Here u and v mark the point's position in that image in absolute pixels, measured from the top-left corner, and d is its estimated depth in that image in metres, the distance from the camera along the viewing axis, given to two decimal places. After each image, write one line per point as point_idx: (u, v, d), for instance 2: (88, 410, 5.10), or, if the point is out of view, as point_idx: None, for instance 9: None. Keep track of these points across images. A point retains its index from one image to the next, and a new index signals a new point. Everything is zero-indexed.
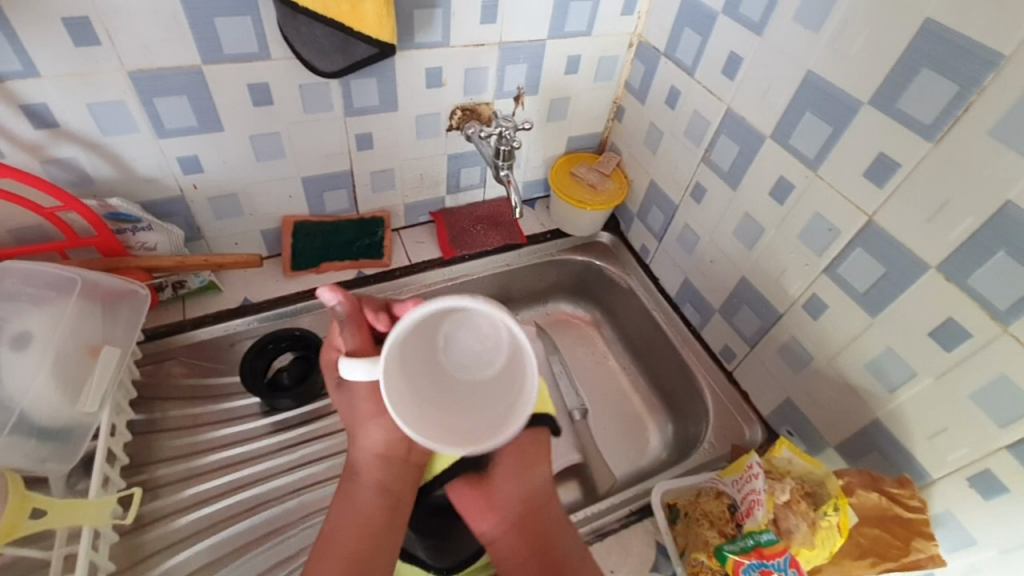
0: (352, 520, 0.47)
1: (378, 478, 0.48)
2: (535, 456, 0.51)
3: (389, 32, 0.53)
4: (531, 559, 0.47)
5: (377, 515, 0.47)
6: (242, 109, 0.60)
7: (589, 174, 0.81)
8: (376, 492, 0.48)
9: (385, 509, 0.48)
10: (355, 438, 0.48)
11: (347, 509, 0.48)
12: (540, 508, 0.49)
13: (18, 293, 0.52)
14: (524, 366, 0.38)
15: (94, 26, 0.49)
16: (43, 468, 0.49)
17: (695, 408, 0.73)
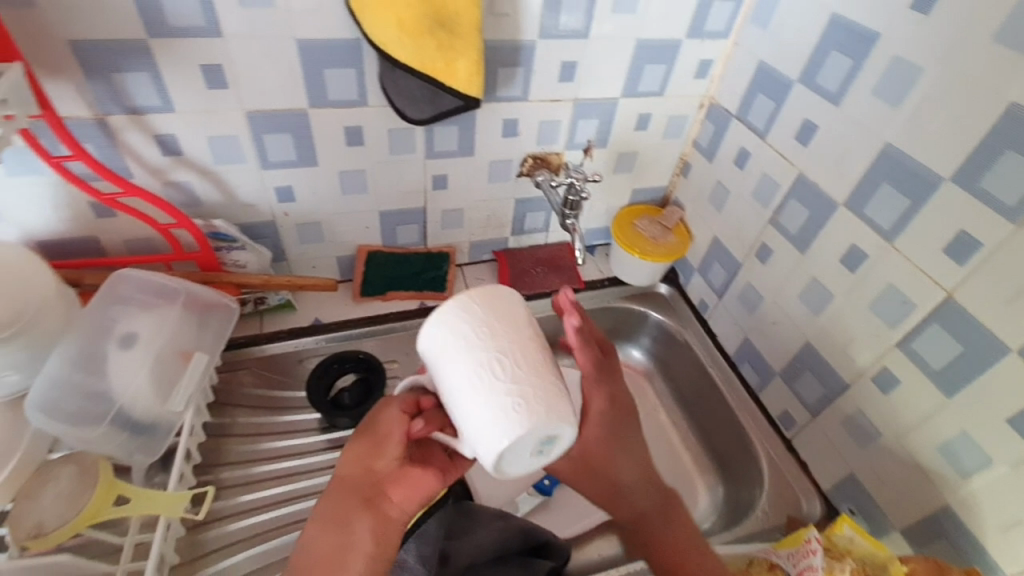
0: (319, 544, 0.44)
1: (362, 496, 0.45)
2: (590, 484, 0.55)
3: (478, 87, 0.56)
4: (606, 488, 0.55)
5: (357, 527, 0.44)
6: (338, 148, 0.67)
7: (652, 227, 0.82)
8: (357, 507, 0.45)
9: (374, 528, 0.44)
10: (362, 460, 0.46)
11: (329, 518, 0.45)
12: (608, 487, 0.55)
13: (131, 297, 0.59)
14: (451, 314, 0.42)
15: (224, 72, 0.57)
16: (132, 459, 0.54)
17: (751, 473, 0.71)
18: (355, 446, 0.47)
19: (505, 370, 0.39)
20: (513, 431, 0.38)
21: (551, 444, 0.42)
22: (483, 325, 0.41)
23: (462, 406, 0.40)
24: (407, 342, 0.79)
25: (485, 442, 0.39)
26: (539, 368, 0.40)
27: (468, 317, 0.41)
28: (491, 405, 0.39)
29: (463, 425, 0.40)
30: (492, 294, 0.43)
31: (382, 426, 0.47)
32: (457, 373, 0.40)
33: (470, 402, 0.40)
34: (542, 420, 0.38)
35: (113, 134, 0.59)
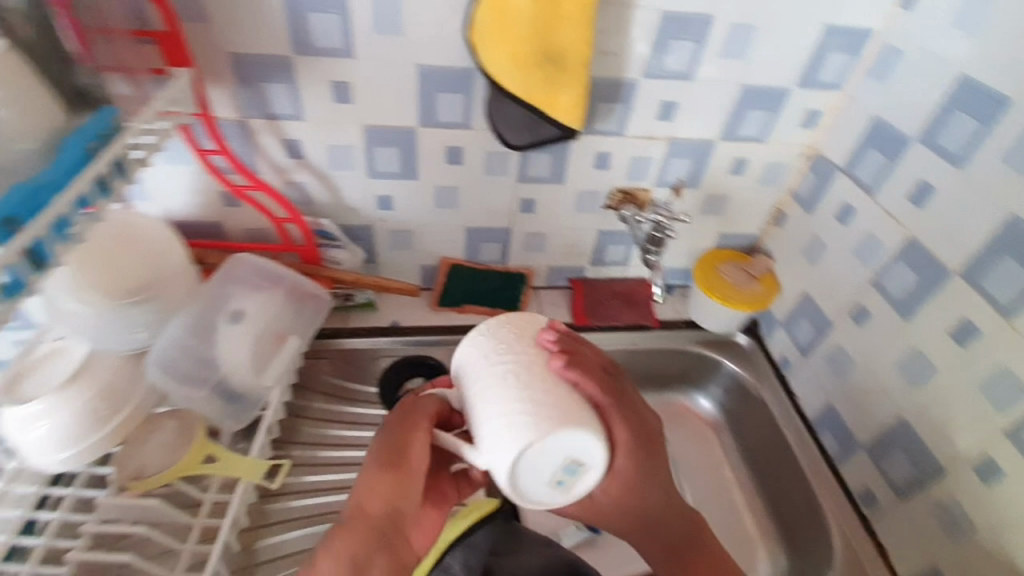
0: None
1: (383, 534, 0.48)
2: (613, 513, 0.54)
3: (578, 119, 0.58)
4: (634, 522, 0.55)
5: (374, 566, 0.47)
6: (438, 164, 0.71)
7: (736, 273, 0.79)
8: (377, 545, 0.47)
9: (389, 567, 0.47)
10: (385, 493, 0.48)
11: (347, 552, 0.47)
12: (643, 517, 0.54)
13: (244, 278, 0.66)
14: (487, 330, 0.47)
15: (351, 88, 0.63)
16: (224, 422, 0.60)
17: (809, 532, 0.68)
18: (378, 463, 0.50)
19: (523, 379, 0.43)
20: (525, 435, 0.41)
21: (573, 471, 0.45)
22: (515, 338, 0.46)
23: (483, 411, 0.43)
24: None
25: (506, 454, 0.42)
26: (568, 389, 0.44)
27: (503, 332, 0.47)
28: (513, 418, 0.42)
29: (483, 437, 0.43)
30: (527, 319, 0.49)
31: (409, 453, 0.49)
32: (483, 378, 0.44)
33: (490, 407, 0.43)
34: (554, 434, 0.41)
35: (251, 135, 0.67)
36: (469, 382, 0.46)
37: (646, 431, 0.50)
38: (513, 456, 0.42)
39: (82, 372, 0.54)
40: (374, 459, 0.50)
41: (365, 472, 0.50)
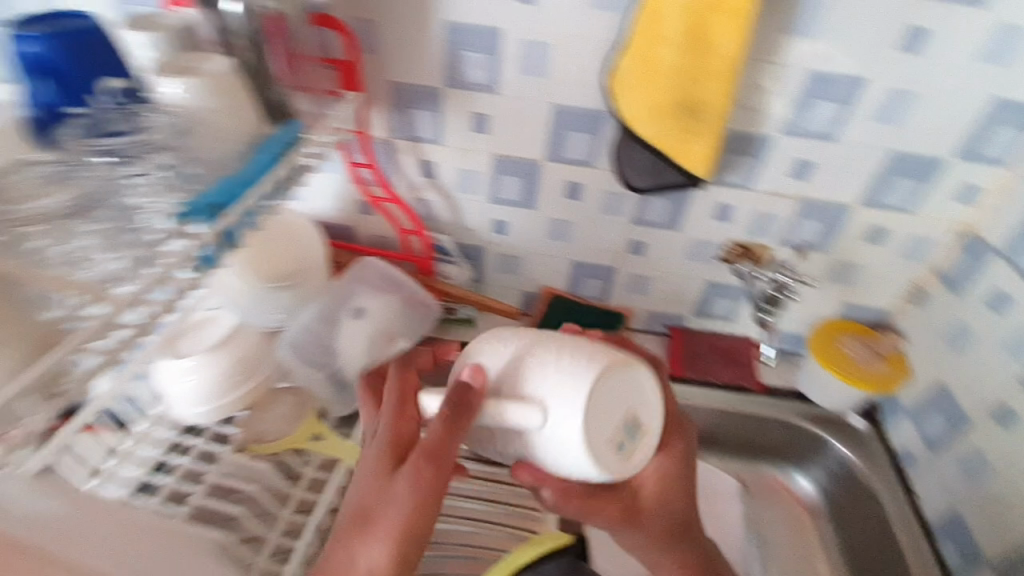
0: None
1: None
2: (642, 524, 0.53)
3: (705, 168, 0.60)
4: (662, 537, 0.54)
5: None
6: (557, 197, 0.74)
7: (859, 349, 0.73)
8: None
9: None
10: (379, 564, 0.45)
11: None
12: (671, 532, 0.54)
13: (369, 278, 0.72)
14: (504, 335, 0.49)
15: (491, 121, 0.69)
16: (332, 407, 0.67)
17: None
18: (396, 517, 0.45)
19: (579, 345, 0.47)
20: (607, 375, 0.45)
21: (633, 433, 0.48)
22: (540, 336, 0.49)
23: (554, 379, 0.45)
24: None
25: (593, 401, 0.44)
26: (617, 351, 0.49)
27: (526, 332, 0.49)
28: (588, 373, 0.45)
29: (564, 401, 0.44)
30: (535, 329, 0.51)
31: (414, 526, 0.45)
32: (537, 359, 0.46)
33: (563, 376, 0.45)
34: (625, 372, 0.46)
35: (393, 153, 0.74)
36: (521, 368, 0.46)
37: (675, 424, 0.52)
38: (596, 404, 0.45)
39: (225, 342, 0.63)
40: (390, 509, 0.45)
41: (377, 520, 0.46)
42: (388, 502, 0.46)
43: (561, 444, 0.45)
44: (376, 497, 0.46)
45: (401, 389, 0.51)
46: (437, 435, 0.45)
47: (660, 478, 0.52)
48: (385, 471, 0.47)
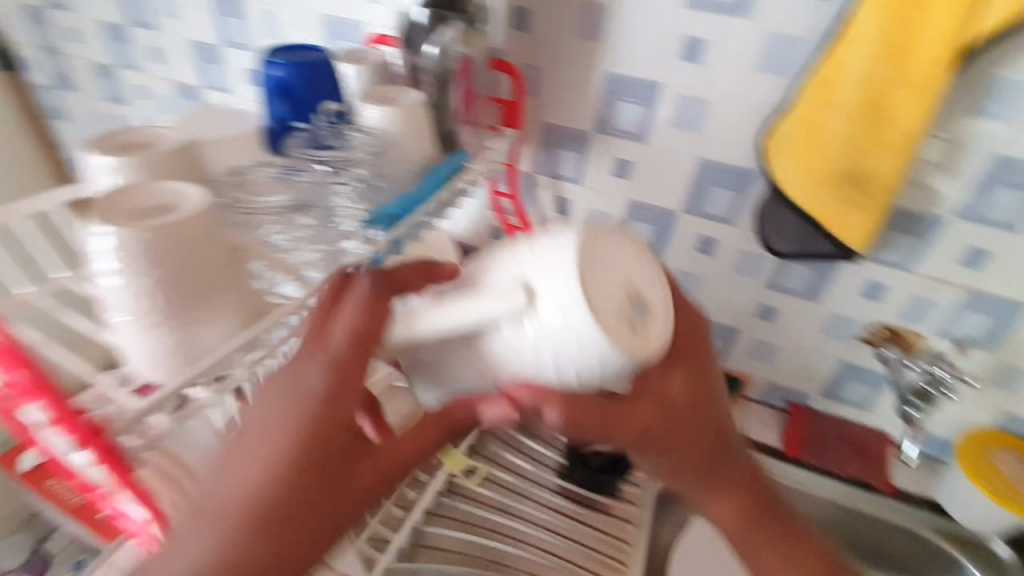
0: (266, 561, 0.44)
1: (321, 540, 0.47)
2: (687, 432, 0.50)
3: (862, 242, 0.57)
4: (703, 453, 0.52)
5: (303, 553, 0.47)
6: (688, 249, 0.74)
7: (1014, 464, 0.66)
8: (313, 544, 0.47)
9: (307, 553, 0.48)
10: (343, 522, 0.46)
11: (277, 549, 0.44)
12: (706, 449, 0.51)
13: None
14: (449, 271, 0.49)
15: (635, 167, 0.71)
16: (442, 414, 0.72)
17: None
18: (296, 539, 0.44)
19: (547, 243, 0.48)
20: (598, 247, 0.45)
21: (640, 310, 0.46)
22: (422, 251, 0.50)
23: (528, 260, 0.43)
24: None
25: (593, 273, 0.43)
26: None
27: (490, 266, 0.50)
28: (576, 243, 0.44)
29: (546, 276, 0.42)
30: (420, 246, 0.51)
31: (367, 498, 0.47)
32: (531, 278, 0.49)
33: (543, 256, 0.43)
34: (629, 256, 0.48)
35: (533, 187, 0.78)
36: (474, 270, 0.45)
37: (691, 338, 0.51)
38: (595, 276, 0.43)
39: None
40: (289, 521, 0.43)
41: (276, 539, 0.43)
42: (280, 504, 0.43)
43: (563, 318, 0.41)
44: (277, 499, 0.43)
45: (353, 364, 0.43)
46: (400, 450, 0.47)
47: (688, 379, 0.49)
48: (293, 473, 0.43)
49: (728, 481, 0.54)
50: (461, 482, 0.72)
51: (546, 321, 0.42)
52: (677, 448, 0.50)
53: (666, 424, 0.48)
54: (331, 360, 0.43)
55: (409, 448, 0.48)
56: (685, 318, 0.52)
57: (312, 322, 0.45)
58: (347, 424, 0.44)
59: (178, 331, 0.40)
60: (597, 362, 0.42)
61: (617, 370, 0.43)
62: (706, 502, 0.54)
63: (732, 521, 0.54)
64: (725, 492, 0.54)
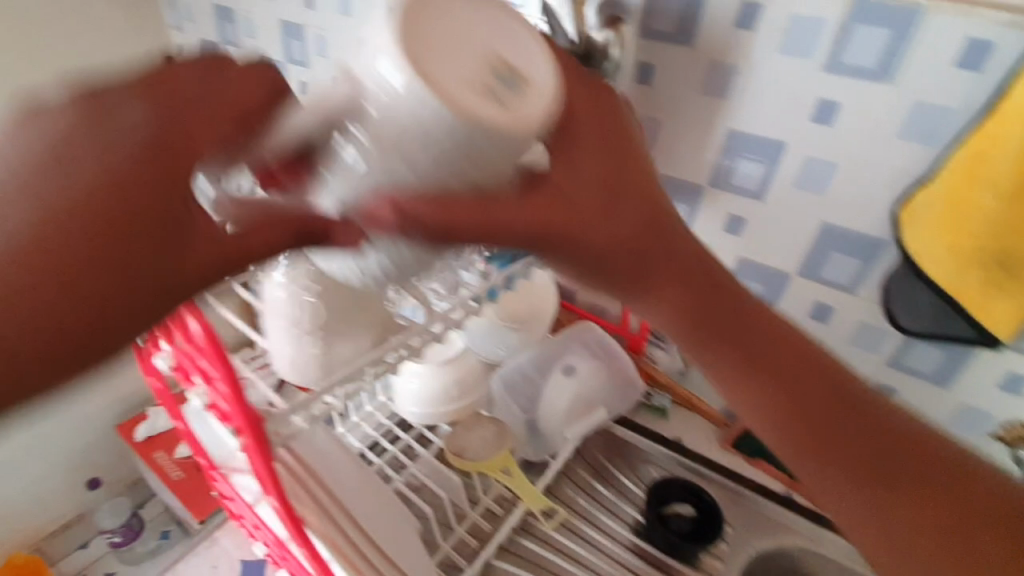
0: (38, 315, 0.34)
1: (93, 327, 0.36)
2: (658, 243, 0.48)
3: (1009, 330, 0.53)
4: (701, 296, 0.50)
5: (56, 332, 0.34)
6: (799, 314, 0.71)
7: None
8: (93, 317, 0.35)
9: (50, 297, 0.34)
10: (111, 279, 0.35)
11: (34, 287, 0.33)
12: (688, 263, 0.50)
13: (587, 343, 0.76)
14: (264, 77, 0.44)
15: (748, 225, 0.70)
16: (527, 449, 0.73)
17: (954, 510, 0.46)
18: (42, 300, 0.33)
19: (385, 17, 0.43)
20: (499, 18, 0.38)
21: (507, 82, 0.35)
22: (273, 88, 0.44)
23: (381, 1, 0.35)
24: (754, 517, 0.76)
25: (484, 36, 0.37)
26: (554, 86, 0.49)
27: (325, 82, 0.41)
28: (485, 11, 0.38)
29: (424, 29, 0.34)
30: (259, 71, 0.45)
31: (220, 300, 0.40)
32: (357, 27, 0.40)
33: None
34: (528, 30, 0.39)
35: None
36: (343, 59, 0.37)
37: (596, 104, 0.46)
38: (430, 48, 0.33)
39: (454, 360, 0.69)
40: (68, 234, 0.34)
41: (56, 255, 0.34)
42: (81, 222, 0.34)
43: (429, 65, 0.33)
44: (66, 227, 0.34)
45: (217, 111, 0.41)
46: (234, 247, 0.39)
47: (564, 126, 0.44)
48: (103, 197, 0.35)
49: (653, 283, 0.49)
50: (534, 522, 0.72)
51: (389, 107, 0.33)
52: (573, 237, 0.44)
53: (580, 194, 0.44)
54: (166, 105, 0.39)
55: (253, 241, 0.40)
56: (614, 134, 0.46)
57: (150, 74, 0.40)
58: (176, 173, 0.38)
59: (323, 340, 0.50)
60: (443, 158, 0.34)
61: (496, 140, 0.34)
62: (644, 289, 0.49)
63: (682, 334, 0.51)
64: (666, 288, 0.49)
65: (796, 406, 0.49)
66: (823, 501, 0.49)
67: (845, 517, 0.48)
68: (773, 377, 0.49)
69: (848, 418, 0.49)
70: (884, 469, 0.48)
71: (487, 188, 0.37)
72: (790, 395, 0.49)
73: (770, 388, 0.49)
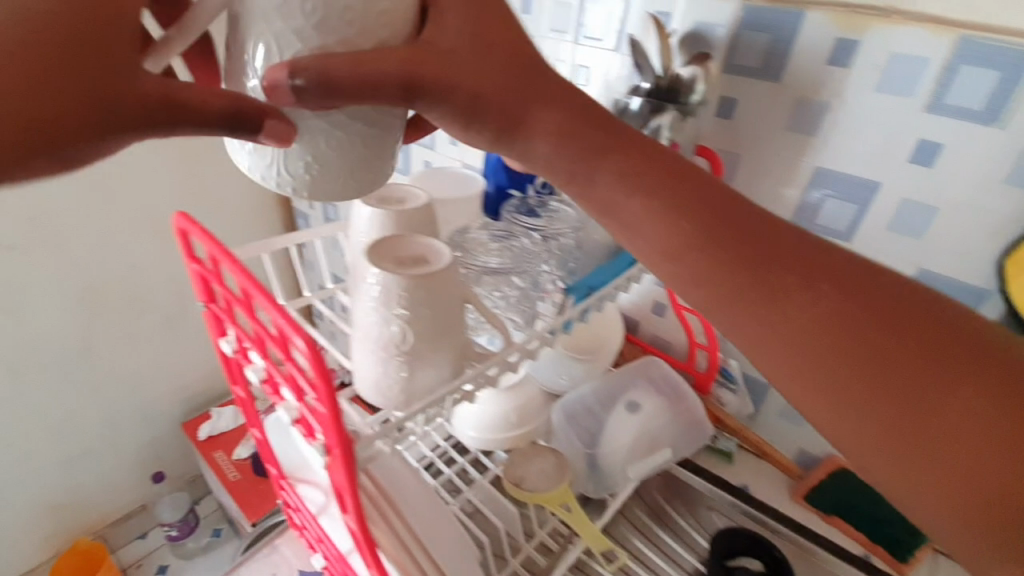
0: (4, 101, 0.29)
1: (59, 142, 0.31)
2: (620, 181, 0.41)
3: None
4: (670, 222, 0.40)
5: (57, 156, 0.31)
6: None
7: None
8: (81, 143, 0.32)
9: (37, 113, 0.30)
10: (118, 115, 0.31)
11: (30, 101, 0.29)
12: (642, 167, 0.41)
13: (653, 379, 0.75)
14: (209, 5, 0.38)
15: None
16: (586, 486, 0.72)
17: (948, 374, 0.33)
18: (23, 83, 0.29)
19: None
20: None
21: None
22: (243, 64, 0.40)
23: None
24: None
25: None
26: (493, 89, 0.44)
27: None
28: None
29: None
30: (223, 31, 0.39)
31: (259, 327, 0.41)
32: None
33: None
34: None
35: None
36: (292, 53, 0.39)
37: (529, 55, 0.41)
38: None
39: (514, 388, 0.70)
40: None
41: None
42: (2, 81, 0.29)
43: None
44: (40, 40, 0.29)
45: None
46: (168, 94, 0.32)
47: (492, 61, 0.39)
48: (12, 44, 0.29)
49: (540, 112, 0.41)
50: (591, 561, 0.69)
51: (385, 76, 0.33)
52: (445, 61, 0.36)
53: (457, 54, 0.37)
54: None
55: (195, 104, 0.32)
56: (489, 5, 0.39)
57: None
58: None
59: (400, 380, 0.41)
60: (342, 28, 0.32)
61: (391, 5, 0.33)
62: (527, 136, 0.41)
63: (557, 163, 0.41)
64: (563, 131, 0.41)
65: (710, 237, 0.39)
66: (769, 375, 0.38)
67: (836, 425, 0.36)
68: (693, 206, 0.40)
69: (798, 255, 0.38)
70: (865, 322, 0.35)
71: (411, 46, 0.35)
72: (712, 229, 0.39)
73: (674, 210, 0.40)
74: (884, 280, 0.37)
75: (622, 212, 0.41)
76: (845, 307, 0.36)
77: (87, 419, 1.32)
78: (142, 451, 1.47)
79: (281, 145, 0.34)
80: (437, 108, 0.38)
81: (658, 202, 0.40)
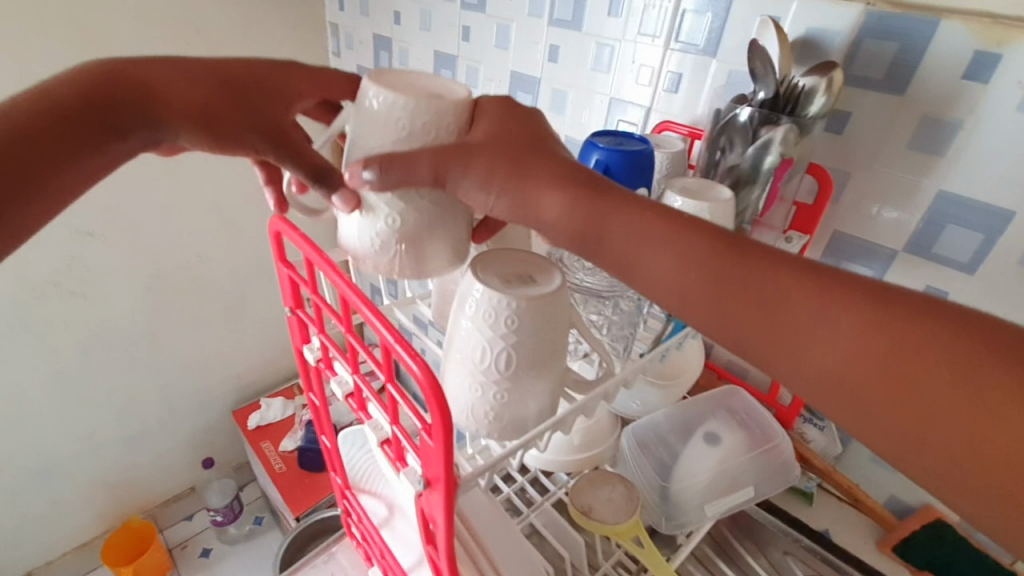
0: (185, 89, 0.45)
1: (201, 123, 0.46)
2: (639, 243, 0.39)
3: None
4: (704, 289, 0.37)
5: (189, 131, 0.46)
6: None
7: None
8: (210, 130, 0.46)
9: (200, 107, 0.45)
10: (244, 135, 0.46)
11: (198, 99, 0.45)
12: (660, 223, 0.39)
13: (739, 411, 0.70)
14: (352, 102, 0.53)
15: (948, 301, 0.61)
16: (660, 520, 0.67)
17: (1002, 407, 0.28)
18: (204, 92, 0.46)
19: None
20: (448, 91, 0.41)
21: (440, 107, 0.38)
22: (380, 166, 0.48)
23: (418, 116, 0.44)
24: None
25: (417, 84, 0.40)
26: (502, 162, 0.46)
27: None
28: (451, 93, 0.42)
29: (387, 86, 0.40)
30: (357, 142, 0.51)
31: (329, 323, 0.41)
32: None
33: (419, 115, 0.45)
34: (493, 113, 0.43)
35: None
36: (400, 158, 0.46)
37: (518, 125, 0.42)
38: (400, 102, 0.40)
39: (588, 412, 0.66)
40: (191, 91, 0.45)
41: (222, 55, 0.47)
42: (200, 91, 0.45)
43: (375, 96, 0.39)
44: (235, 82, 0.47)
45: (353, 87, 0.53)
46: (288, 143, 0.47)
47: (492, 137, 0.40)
48: (222, 80, 0.46)
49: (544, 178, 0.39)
50: None
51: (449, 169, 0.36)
52: (472, 152, 0.39)
53: (477, 148, 0.39)
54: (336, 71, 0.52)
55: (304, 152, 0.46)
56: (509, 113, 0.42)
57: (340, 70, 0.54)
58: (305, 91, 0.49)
59: (499, 411, 0.38)
60: (395, 128, 0.38)
61: (438, 115, 0.38)
62: (538, 199, 0.40)
63: (572, 223, 0.39)
64: (563, 188, 0.39)
65: (726, 284, 0.36)
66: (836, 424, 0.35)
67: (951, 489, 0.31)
68: (701, 252, 0.37)
69: (803, 280, 0.35)
70: (905, 369, 0.31)
71: (449, 143, 0.38)
72: (742, 290, 0.36)
73: (687, 257, 0.37)
74: (914, 308, 0.32)
75: (645, 266, 0.38)
76: (865, 356, 0.32)
77: (149, 402, 1.37)
78: (197, 435, 1.51)
79: (345, 209, 0.41)
80: (465, 184, 0.40)
81: (685, 264, 0.38)
